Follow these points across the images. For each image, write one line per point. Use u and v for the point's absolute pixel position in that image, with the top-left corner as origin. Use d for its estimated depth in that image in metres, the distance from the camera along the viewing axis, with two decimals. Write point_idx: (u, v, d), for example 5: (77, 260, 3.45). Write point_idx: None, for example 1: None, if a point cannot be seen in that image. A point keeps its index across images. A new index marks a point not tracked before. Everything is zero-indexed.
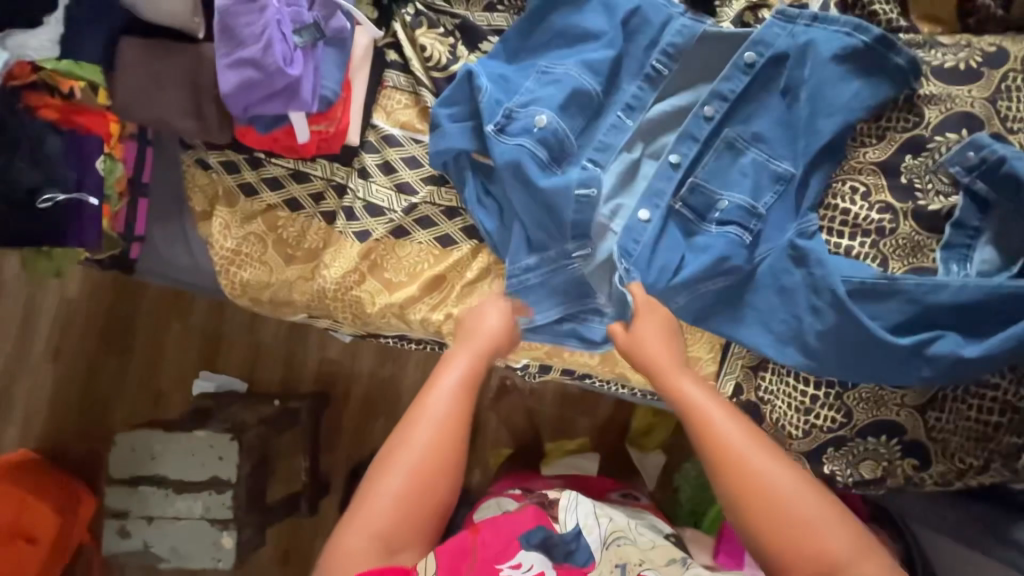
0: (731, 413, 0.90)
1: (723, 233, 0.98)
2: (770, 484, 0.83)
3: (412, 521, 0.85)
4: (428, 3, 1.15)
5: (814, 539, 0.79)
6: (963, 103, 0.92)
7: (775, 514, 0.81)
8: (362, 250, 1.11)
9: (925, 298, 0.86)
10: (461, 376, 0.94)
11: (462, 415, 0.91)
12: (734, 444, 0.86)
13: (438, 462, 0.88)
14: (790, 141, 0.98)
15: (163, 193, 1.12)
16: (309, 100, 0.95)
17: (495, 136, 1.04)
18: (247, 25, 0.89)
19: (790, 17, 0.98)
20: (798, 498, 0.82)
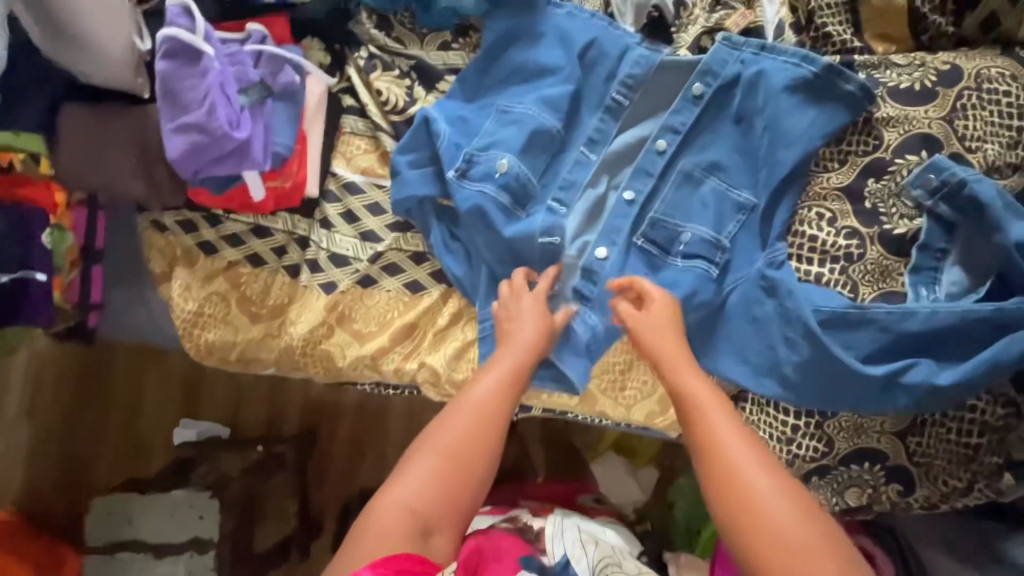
0: (727, 412, 0.82)
1: (689, 266, 0.99)
2: (754, 487, 0.74)
3: (450, 505, 0.82)
4: (381, 46, 1.12)
5: (791, 548, 0.70)
6: (921, 124, 0.92)
7: (754, 517, 0.73)
8: (329, 303, 1.08)
9: (896, 326, 0.85)
10: (505, 372, 0.92)
11: (502, 411, 0.88)
12: (722, 442, 0.79)
13: (482, 447, 0.85)
14: (751, 169, 0.99)
15: (120, 257, 1.09)
16: (261, 160, 0.92)
17: (458, 181, 1.02)
18: (190, 88, 0.85)
19: (737, 43, 1.00)
20: (783, 509, 0.73)
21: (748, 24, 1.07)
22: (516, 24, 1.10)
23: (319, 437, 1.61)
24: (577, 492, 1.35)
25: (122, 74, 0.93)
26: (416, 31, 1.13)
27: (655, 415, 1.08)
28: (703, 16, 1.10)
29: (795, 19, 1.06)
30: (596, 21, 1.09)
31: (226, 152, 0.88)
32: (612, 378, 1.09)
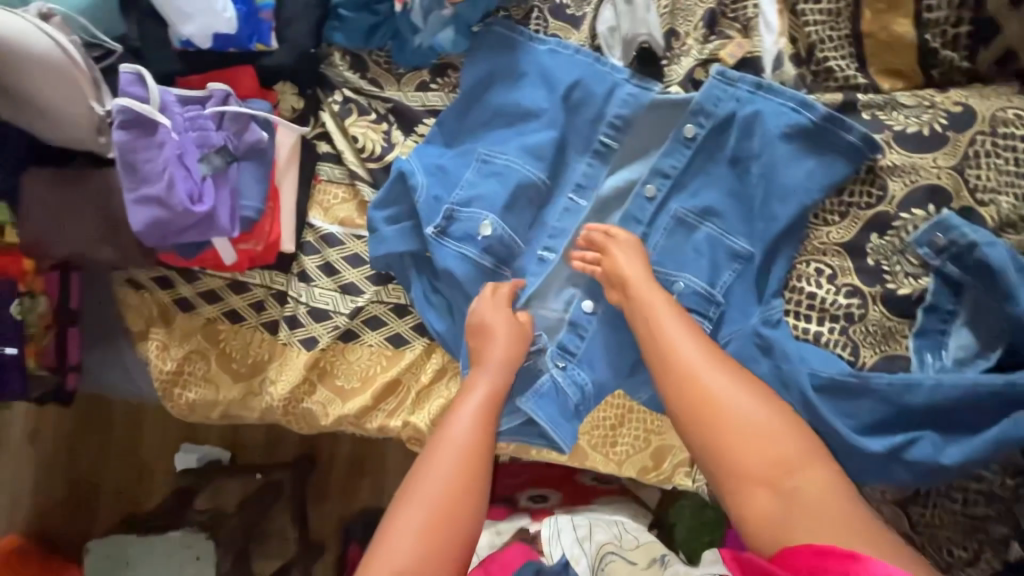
0: (687, 324, 0.83)
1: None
2: (720, 399, 0.76)
3: (440, 551, 0.74)
4: (357, 90, 1.07)
5: (760, 454, 0.72)
6: (930, 175, 0.86)
7: (722, 427, 0.74)
8: (309, 360, 1.05)
9: (899, 398, 0.80)
10: (484, 396, 0.88)
11: (483, 440, 0.84)
12: (683, 358, 0.79)
13: (472, 476, 0.80)
14: (746, 219, 0.93)
15: (96, 316, 1.07)
16: (229, 226, 0.87)
17: (436, 239, 0.98)
18: (148, 162, 0.82)
19: (732, 79, 0.94)
20: (756, 418, 0.74)
21: (745, 55, 1.01)
22: (496, 64, 1.04)
23: (318, 459, 1.55)
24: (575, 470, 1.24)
25: (81, 138, 0.88)
26: (393, 72, 1.08)
27: (648, 470, 1.04)
28: (697, 47, 1.03)
29: (796, 50, 0.99)
30: (581, 57, 1.03)
31: (190, 223, 0.84)
32: (601, 435, 1.05)
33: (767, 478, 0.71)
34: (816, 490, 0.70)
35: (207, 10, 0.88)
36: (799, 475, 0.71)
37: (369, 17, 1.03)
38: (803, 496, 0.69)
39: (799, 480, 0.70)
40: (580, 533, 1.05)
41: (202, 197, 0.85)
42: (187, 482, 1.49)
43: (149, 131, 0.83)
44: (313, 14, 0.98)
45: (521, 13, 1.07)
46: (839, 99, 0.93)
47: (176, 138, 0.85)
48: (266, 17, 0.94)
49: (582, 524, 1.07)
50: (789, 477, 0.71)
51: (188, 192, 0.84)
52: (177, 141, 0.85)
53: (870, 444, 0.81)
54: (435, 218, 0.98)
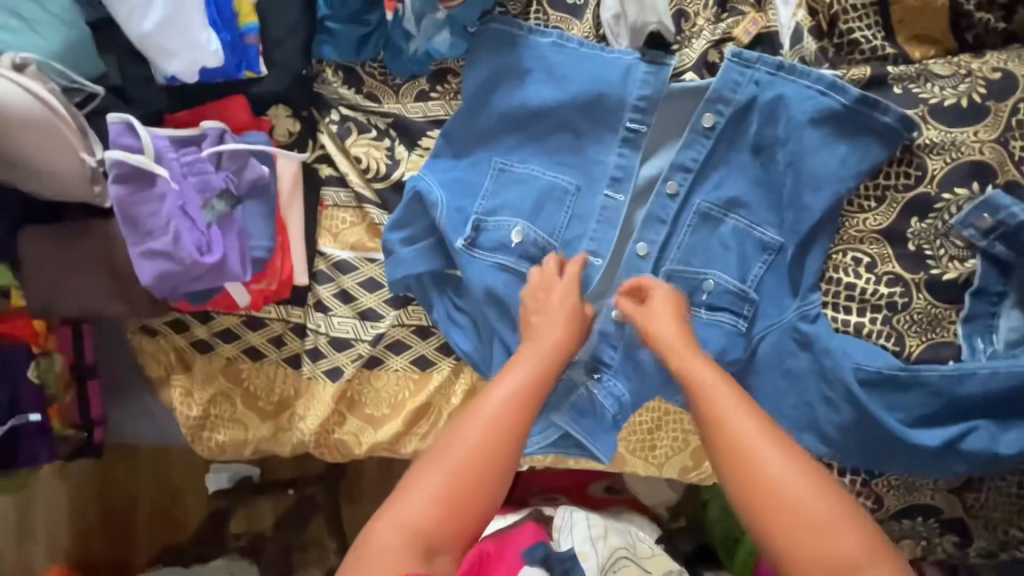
0: (745, 401, 0.70)
1: (715, 320, 0.88)
2: (779, 480, 0.64)
3: (453, 519, 0.69)
4: (352, 106, 1.02)
5: (828, 550, 0.61)
6: (971, 150, 0.81)
7: (783, 519, 0.63)
8: (336, 392, 1.03)
9: (950, 389, 0.80)
10: (530, 372, 0.78)
11: (523, 418, 0.74)
12: (739, 430, 0.67)
13: (497, 448, 0.72)
14: (778, 210, 0.88)
15: (112, 368, 1.05)
16: (240, 271, 0.83)
17: (467, 252, 0.95)
18: (150, 216, 0.80)
19: (749, 60, 0.88)
20: (821, 508, 0.63)
21: (760, 31, 0.94)
22: (498, 65, 0.98)
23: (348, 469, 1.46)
24: (590, 479, 1.21)
25: (76, 192, 0.84)
26: (389, 83, 1.02)
27: (689, 470, 1.04)
28: (709, 28, 0.97)
29: (816, 23, 0.92)
30: (589, 52, 0.97)
31: (201, 272, 0.80)
32: (639, 440, 1.03)
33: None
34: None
35: (192, 44, 0.81)
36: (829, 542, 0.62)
37: (359, 28, 0.96)
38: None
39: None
40: (593, 534, 1.03)
41: (209, 244, 0.81)
42: (219, 505, 1.42)
43: (149, 185, 0.81)
44: (302, 33, 0.92)
45: (518, 8, 1.00)
46: (868, 73, 0.87)
47: (176, 188, 0.82)
48: (252, 41, 0.87)
49: (597, 526, 1.04)
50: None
51: (194, 241, 0.80)
52: (177, 191, 0.82)
53: (923, 438, 0.80)
54: (463, 231, 0.95)
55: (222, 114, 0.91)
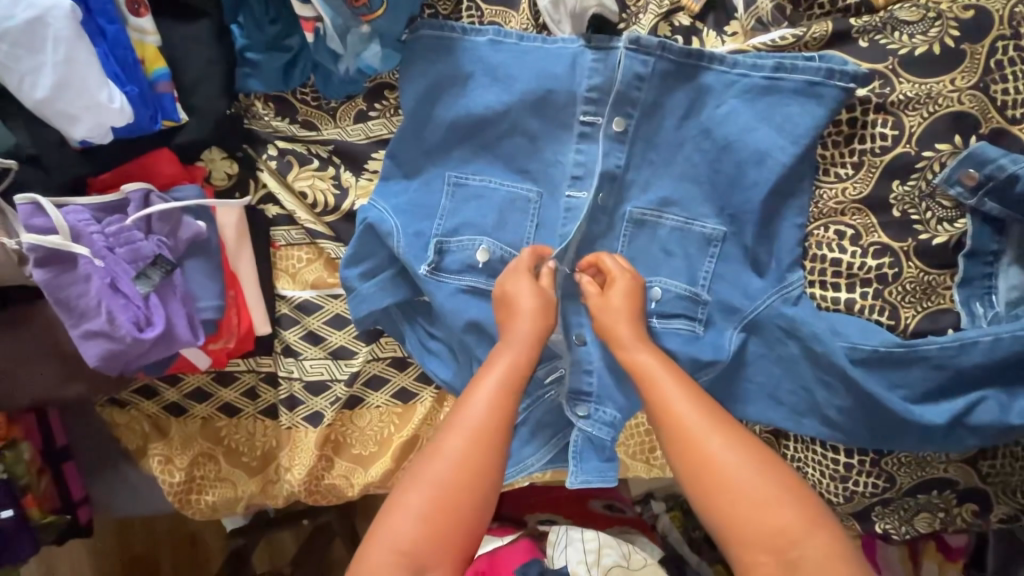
0: (689, 387, 0.73)
1: (668, 326, 0.84)
2: (718, 459, 0.68)
3: (444, 537, 0.68)
4: (290, 139, 0.95)
5: (766, 525, 0.64)
6: (950, 101, 0.75)
7: (721, 494, 0.66)
8: (319, 439, 0.98)
9: (953, 361, 0.75)
10: (505, 373, 0.76)
11: (501, 424, 0.73)
12: (682, 416, 0.70)
13: (478, 464, 0.70)
14: (752, 191, 0.82)
15: (90, 445, 1.01)
16: (192, 336, 0.79)
17: (433, 277, 0.89)
18: (79, 300, 0.74)
19: (648, 46, 0.84)
20: (756, 480, 0.66)
21: None
22: (434, 74, 0.91)
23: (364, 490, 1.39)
24: (590, 495, 1.22)
25: (4, 277, 0.79)
26: (325, 108, 0.95)
27: None
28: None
29: None
30: (528, 46, 0.90)
31: (146, 347, 0.76)
32: (641, 441, 1.00)
33: (772, 554, 0.64)
34: (821, 561, 0.62)
35: (92, 104, 0.73)
36: (803, 544, 0.63)
37: (281, 55, 0.89)
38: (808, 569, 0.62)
39: (802, 549, 0.63)
40: (589, 556, 1.03)
41: (149, 318, 0.77)
42: (238, 544, 1.30)
43: (71, 265, 0.75)
44: (219, 71, 0.85)
45: (448, 7, 0.93)
46: (829, 30, 0.81)
47: (101, 265, 0.75)
48: (165, 89, 0.81)
49: (592, 545, 1.04)
50: (794, 545, 0.63)
51: (132, 318, 0.75)
52: (104, 268, 0.75)
53: (928, 415, 0.76)
54: (427, 255, 0.89)
55: (148, 171, 0.86)
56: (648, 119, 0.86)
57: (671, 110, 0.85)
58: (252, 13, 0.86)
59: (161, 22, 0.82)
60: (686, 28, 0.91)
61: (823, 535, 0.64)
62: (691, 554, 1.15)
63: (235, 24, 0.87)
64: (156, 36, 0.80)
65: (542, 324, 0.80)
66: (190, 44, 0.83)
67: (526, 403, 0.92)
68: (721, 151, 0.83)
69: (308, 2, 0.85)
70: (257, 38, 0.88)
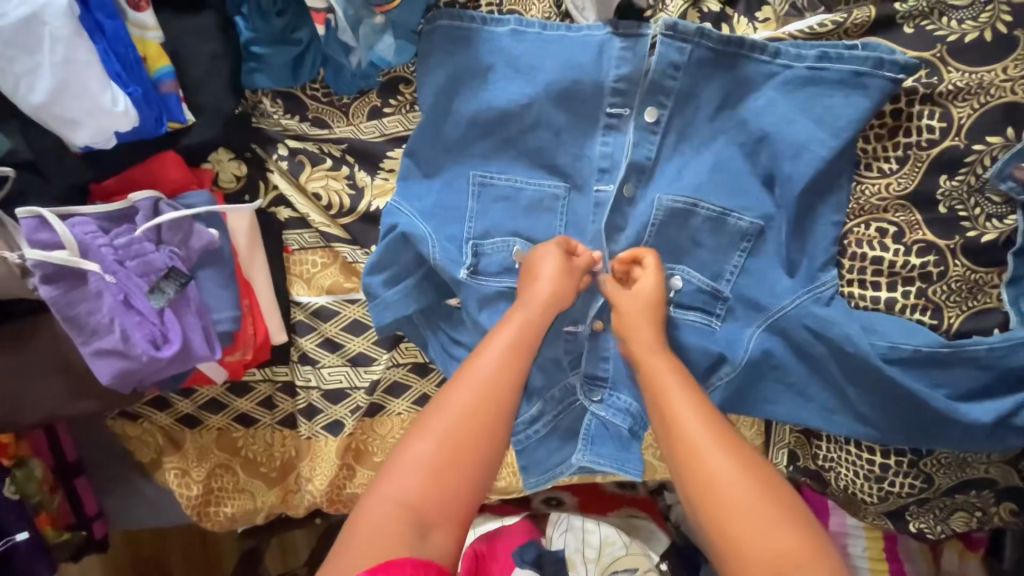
0: (692, 389, 0.70)
1: (684, 318, 0.83)
2: (714, 466, 0.63)
3: (446, 497, 0.64)
4: (300, 137, 0.91)
5: (765, 544, 0.58)
6: (1001, 92, 0.72)
7: (717, 509, 0.61)
8: (341, 447, 0.96)
9: (1000, 362, 0.73)
10: (518, 334, 0.74)
11: (512, 385, 0.71)
12: (682, 416, 0.67)
13: (486, 424, 0.68)
14: (790, 187, 0.78)
15: (102, 461, 0.98)
16: (210, 350, 0.75)
17: (473, 280, 0.85)
18: (91, 317, 0.70)
19: (686, 31, 0.80)
20: (752, 492, 0.61)
21: None
22: (453, 67, 0.86)
23: None
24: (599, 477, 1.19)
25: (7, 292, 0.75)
26: (337, 104, 0.90)
27: None
28: None
29: None
30: (553, 35, 0.86)
31: (162, 365, 0.72)
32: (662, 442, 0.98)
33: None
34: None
35: (95, 108, 0.67)
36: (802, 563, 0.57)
37: (290, 49, 0.84)
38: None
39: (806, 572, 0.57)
40: (588, 549, 1.06)
41: (165, 334, 0.73)
42: (252, 546, 1.28)
43: (81, 281, 0.71)
44: (224, 66, 0.80)
45: None
46: (871, 16, 0.77)
47: (111, 280, 0.71)
48: (169, 89, 0.76)
49: (591, 534, 1.08)
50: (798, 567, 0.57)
51: (147, 335, 0.71)
52: (115, 283, 0.71)
53: (975, 414, 0.74)
54: (465, 257, 0.87)
55: (153, 176, 0.81)
56: (681, 109, 0.83)
57: (705, 100, 0.82)
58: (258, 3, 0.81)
59: (163, 16, 0.77)
60: (716, 15, 0.88)
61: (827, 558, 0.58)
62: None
63: (239, 15, 0.82)
64: (157, 32, 0.75)
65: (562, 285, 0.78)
66: (196, 38, 0.78)
67: (554, 411, 0.90)
68: (758, 144, 0.80)
69: None
70: (264, 32, 0.82)
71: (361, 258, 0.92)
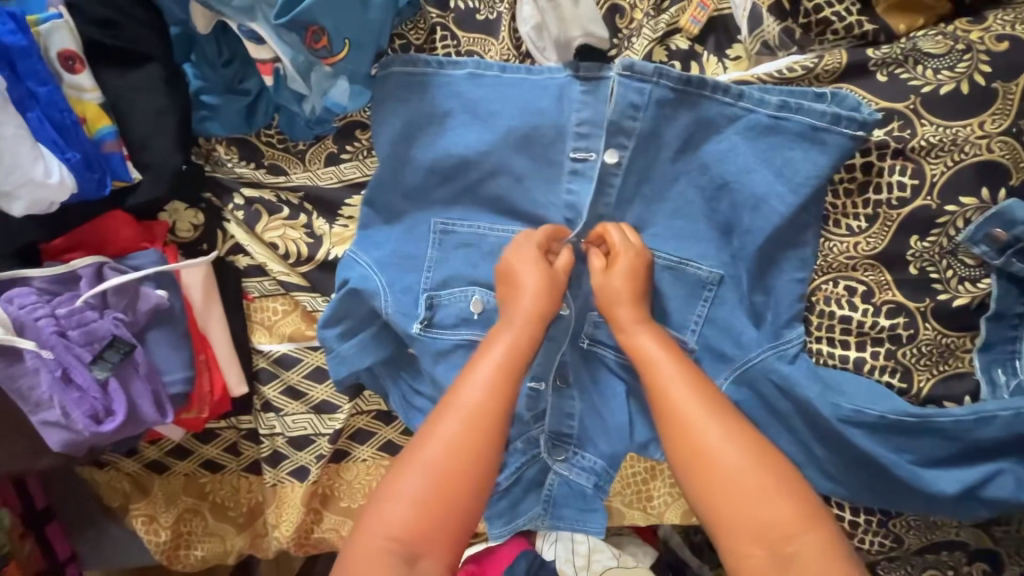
0: (688, 371, 0.69)
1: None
2: (713, 450, 0.64)
3: (434, 520, 0.64)
4: (256, 185, 0.88)
5: (759, 522, 0.60)
6: (977, 149, 0.68)
7: (712, 489, 0.63)
8: (306, 494, 0.95)
9: (968, 434, 0.70)
10: (505, 355, 0.72)
11: (502, 404, 0.69)
12: (678, 403, 0.67)
13: (477, 445, 0.67)
14: (754, 240, 0.75)
15: (74, 504, 1.00)
16: (159, 414, 0.77)
17: (426, 335, 0.81)
18: (33, 392, 0.72)
19: (643, 72, 0.75)
20: (749, 475, 0.62)
21: (711, 15, 0.82)
22: (407, 113, 0.81)
23: None
24: None
25: None
26: (292, 150, 0.87)
27: (692, 513, 0.95)
28: (649, 20, 0.83)
29: None
30: (512, 77, 0.80)
31: (108, 436, 0.74)
32: (629, 489, 0.96)
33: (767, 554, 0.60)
34: (817, 559, 0.58)
35: (28, 180, 0.68)
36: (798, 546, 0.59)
37: (240, 99, 0.82)
38: (801, 568, 0.58)
39: (801, 546, 0.59)
40: (577, 559, 1.00)
41: (108, 407, 0.74)
42: None
43: (18, 357, 0.72)
44: (171, 120, 0.77)
45: (421, 37, 0.83)
46: (842, 62, 0.73)
47: (50, 356, 0.72)
48: (112, 148, 0.74)
49: (583, 547, 1.01)
50: (791, 541, 0.59)
51: (88, 411, 0.73)
52: (54, 359, 0.72)
53: (940, 484, 0.72)
54: (418, 310, 0.82)
55: (102, 234, 0.80)
56: (644, 150, 0.77)
57: (667, 141, 0.77)
58: (203, 53, 0.79)
59: (102, 73, 0.75)
60: (684, 52, 0.83)
61: (821, 535, 0.60)
62: (692, 557, 1.09)
63: (188, 63, 0.80)
64: (96, 92, 0.74)
65: (551, 282, 0.76)
66: (138, 94, 0.76)
67: (517, 465, 0.86)
68: (720, 190, 0.76)
69: (263, 42, 0.77)
70: (214, 80, 0.80)
71: (320, 306, 0.89)
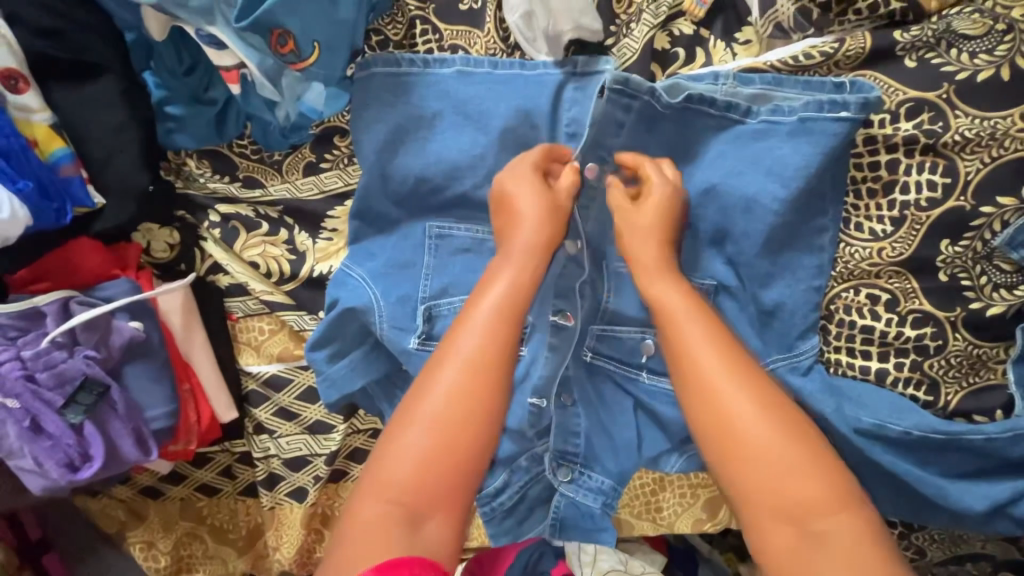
0: (716, 329, 0.59)
1: (658, 386, 0.79)
2: (735, 412, 0.55)
3: (438, 478, 0.55)
4: (232, 200, 0.82)
5: (790, 498, 0.52)
6: (1016, 143, 0.63)
7: (737, 459, 0.54)
8: (306, 515, 0.92)
9: (1001, 450, 0.66)
10: (510, 291, 0.62)
11: (505, 348, 0.60)
12: (706, 374, 0.56)
13: (481, 397, 0.58)
14: (773, 246, 0.68)
15: (71, 529, 0.99)
16: (140, 453, 0.74)
17: (422, 350, 0.75)
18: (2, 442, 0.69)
19: (638, 87, 0.67)
20: (785, 452, 0.53)
21: None
22: (395, 119, 0.74)
23: None
24: None
25: None
26: (268, 161, 0.80)
27: (703, 522, 0.92)
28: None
29: None
30: (501, 70, 0.73)
31: (90, 480, 0.71)
32: (637, 501, 0.93)
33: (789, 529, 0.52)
34: (847, 542, 0.50)
35: None
36: (830, 521, 0.51)
37: (207, 109, 0.75)
38: (832, 547, 0.50)
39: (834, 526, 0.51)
40: (583, 556, 0.98)
41: (84, 452, 0.71)
42: None
43: None
44: (132, 137, 0.72)
45: (399, 32, 0.76)
46: (866, 47, 0.66)
47: (16, 405, 0.69)
48: (70, 172, 0.69)
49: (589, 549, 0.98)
50: (819, 517, 0.51)
51: (61, 461, 0.70)
52: (21, 408, 0.69)
53: (968, 501, 0.67)
54: (416, 323, 0.76)
55: (68, 264, 0.75)
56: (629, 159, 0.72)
57: (670, 138, 0.70)
58: (162, 60, 0.73)
59: (50, 90, 0.69)
60: (689, 38, 0.74)
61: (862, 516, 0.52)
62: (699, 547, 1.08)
63: (148, 71, 0.73)
64: (46, 113, 0.68)
65: (566, 204, 0.68)
66: (94, 110, 0.70)
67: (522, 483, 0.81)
68: (705, 195, 0.69)
69: (225, 47, 0.69)
70: (178, 89, 0.74)
71: (309, 325, 0.84)
